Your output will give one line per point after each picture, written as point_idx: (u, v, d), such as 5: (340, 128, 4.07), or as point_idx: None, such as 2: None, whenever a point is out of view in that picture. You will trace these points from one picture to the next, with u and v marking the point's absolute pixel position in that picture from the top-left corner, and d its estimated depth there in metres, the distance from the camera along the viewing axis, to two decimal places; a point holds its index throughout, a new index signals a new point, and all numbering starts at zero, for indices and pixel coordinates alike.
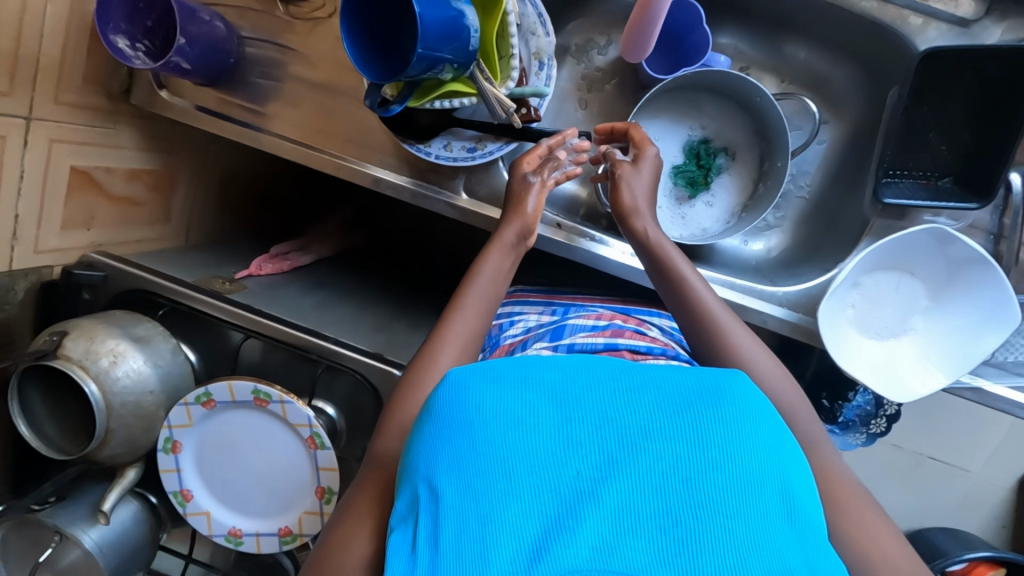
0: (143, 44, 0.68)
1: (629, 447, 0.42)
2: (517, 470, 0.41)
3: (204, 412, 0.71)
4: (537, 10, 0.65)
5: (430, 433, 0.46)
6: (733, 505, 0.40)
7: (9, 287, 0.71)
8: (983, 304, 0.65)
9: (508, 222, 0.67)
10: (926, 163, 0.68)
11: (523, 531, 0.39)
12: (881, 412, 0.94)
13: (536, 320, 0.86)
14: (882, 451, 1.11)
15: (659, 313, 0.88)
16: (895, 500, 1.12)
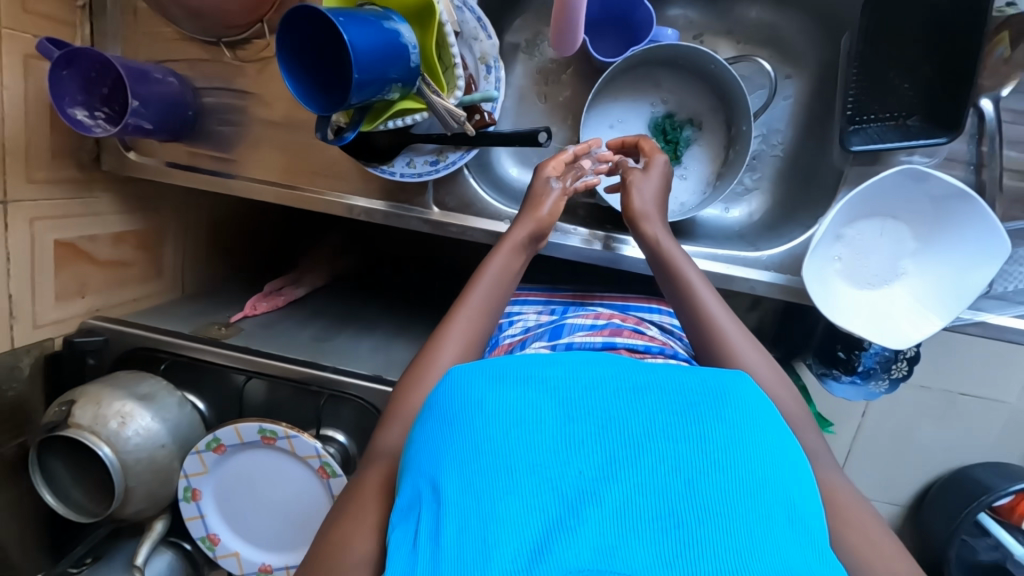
0: (102, 111, 0.69)
1: (631, 448, 0.43)
2: (518, 469, 0.42)
3: (216, 457, 0.73)
4: (474, 14, 0.65)
5: (434, 434, 0.47)
6: (734, 507, 0.40)
7: (15, 365, 0.74)
8: (972, 237, 0.64)
9: (521, 222, 0.68)
10: (891, 104, 0.66)
11: (524, 530, 0.40)
12: (900, 355, 0.93)
13: (535, 319, 0.86)
14: (912, 394, 1.10)
15: (659, 307, 0.87)
16: (931, 439, 1.11)
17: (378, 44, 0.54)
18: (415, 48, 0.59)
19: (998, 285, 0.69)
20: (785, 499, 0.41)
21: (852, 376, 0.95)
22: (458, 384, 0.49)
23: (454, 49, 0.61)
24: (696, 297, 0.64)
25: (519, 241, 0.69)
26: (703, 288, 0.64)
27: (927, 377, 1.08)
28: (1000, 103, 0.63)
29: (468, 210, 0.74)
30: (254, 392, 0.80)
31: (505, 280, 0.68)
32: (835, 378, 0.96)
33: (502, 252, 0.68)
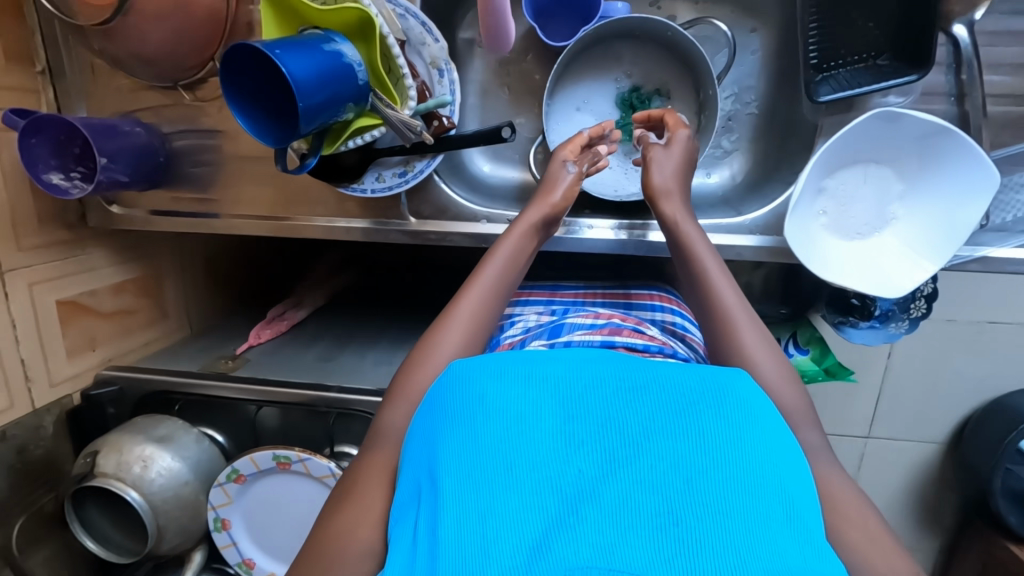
0: (77, 172, 0.71)
1: (630, 447, 0.44)
2: (518, 466, 0.44)
3: (238, 487, 0.76)
4: (418, 19, 0.64)
5: (437, 428, 0.49)
6: (732, 506, 0.41)
7: (39, 424, 0.78)
8: (960, 173, 0.61)
9: (533, 207, 0.68)
10: (859, 46, 0.64)
11: (523, 524, 0.41)
12: (919, 294, 0.91)
13: (535, 320, 0.85)
14: (936, 329, 1.08)
15: (661, 303, 0.87)
16: (963, 371, 1.10)
17: (321, 68, 0.54)
18: (361, 65, 0.59)
19: (995, 218, 0.65)
20: (784, 497, 0.42)
21: (871, 321, 0.91)
22: (463, 381, 0.51)
23: (399, 60, 0.61)
24: (700, 268, 0.63)
25: (536, 223, 0.69)
26: (709, 257, 0.63)
27: (950, 310, 1.05)
28: (974, 28, 0.60)
29: (445, 215, 0.74)
30: (268, 418, 0.81)
31: (516, 264, 0.67)
32: (853, 326, 0.93)
33: (512, 238, 0.68)
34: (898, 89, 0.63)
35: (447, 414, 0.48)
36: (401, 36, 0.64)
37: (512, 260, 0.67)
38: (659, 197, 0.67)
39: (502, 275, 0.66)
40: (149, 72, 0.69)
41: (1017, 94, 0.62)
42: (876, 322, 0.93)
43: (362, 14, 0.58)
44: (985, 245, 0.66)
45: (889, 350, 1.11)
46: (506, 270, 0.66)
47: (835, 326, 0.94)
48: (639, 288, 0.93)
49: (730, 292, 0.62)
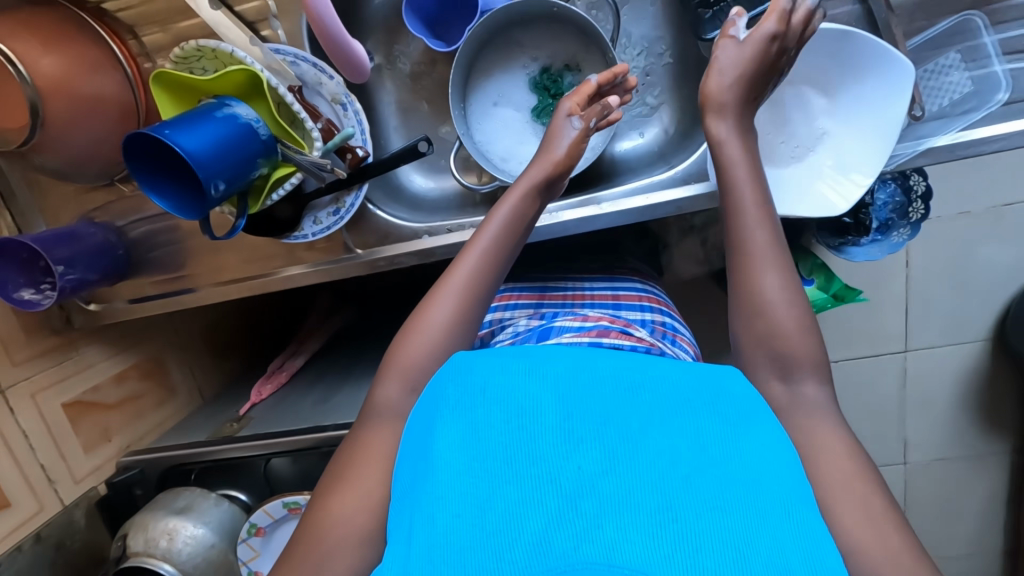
0: (46, 283, 0.76)
1: (631, 442, 0.43)
2: (517, 461, 0.43)
3: (261, 539, 0.79)
4: (309, 62, 0.66)
5: (436, 416, 0.48)
6: (736, 506, 0.39)
7: (71, 519, 0.84)
8: (876, 73, 0.59)
9: (535, 163, 0.65)
10: None
11: (522, 518, 0.40)
12: (913, 195, 0.89)
13: (525, 324, 0.79)
14: (955, 223, 1.06)
15: (650, 304, 0.84)
16: (998, 252, 1.07)
17: (217, 139, 0.57)
18: (259, 121, 0.60)
19: (930, 105, 0.63)
20: (780, 494, 0.40)
21: (872, 234, 0.89)
22: (465, 376, 0.50)
23: (294, 106, 0.62)
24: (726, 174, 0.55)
25: (534, 182, 0.64)
26: (739, 161, 0.55)
27: (954, 204, 1.04)
28: None
29: (387, 239, 0.76)
30: (280, 467, 0.85)
31: (515, 229, 0.63)
32: (854, 244, 0.89)
33: (510, 201, 0.63)
34: None
35: (446, 410, 0.48)
36: (296, 83, 0.66)
37: (501, 234, 0.62)
38: (711, 111, 0.57)
39: (497, 241, 0.61)
40: (84, 176, 0.73)
41: None
42: (877, 235, 0.91)
43: (249, 74, 0.60)
44: (931, 136, 0.61)
45: (907, 255, 1.09)
46: (495, 247, 0.61)
47: (837, 250, 0.89)
48: (627, 287, 0.88)
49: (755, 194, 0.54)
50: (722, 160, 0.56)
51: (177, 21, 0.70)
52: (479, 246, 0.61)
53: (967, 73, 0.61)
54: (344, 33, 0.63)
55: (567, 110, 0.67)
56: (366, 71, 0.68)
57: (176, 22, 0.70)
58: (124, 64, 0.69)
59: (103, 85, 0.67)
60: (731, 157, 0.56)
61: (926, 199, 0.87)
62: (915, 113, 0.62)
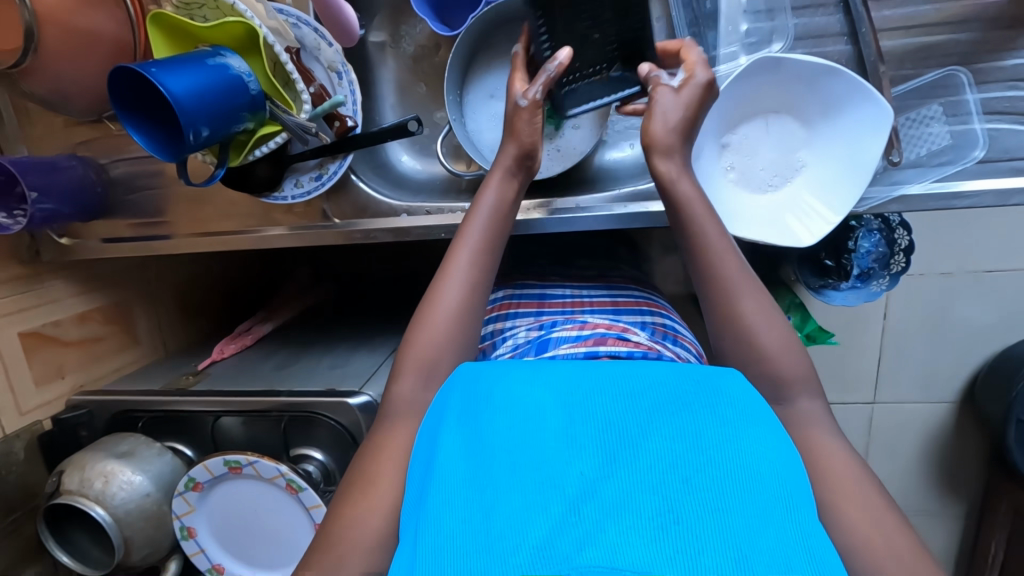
0: (19, 209, 0.75)
1: (633, 446, 0.43)
2: (519, 465, 0.43)
3: (198, 495, 0.78)
4: (310, 26, 0.66)
5: (444, 423, 0.49)
6: (739, 510, 0.40)
7: (10, 449, 0.82)
8: (857, 113, 0.60)
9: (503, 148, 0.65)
10: (591, 57, 0.65)
11: (527, 521, 0.40)
12: (897, 248, 0.89)
13: (525, 335, 0.74)
14: (931, 280, 1.08)
15: (649, 308, 0.81)
16: (972, 312, 1.09)
17: (204, 86, 0.57)
18: (250, 76, 0.61)
19: (908, 153, 0.63)
20: (775, 486, 0.41)
21: (852, 281, 0.90)
22: (474, 390, 0.51)
23: (287, 66, 0.63)
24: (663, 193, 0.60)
25: (495, 213, 0.63)
26: None
27: (936, 259, 1.06)
28: None
29: (365, 213, 0.76)
30: (229, 426, 0.84)
31: (499, 216, 0.63)
32: (834, 288, 0.91)
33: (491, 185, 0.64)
34: (777, 34, 0.62)
35: (450, 415, 0.49)
36: (294, 45, 0.67)
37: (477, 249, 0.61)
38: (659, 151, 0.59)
39: (476, 264, 0.60)
40: (71, 107, 0.72)
41: (914, 25, 0.62)
42: (857, 283, 0.91)
43: (247, 27, 0.61)
44: (905, 183, 0.62)
45: (882, 304, 1.11)
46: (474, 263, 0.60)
47: (817, 292, 0.92)
48: (627, 294, 0.84)
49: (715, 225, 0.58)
50: (679, 198, 0.59)
51: None
52: (462, 257, 0.61)
53: (947, 126, 0.62)
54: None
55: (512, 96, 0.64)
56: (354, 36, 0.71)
57: None
58: (128, 2, 0.68)
59: (102, 19, 0.67)
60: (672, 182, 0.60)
61: (906, 253, 0.87)
62: (892, 159, 0.63)
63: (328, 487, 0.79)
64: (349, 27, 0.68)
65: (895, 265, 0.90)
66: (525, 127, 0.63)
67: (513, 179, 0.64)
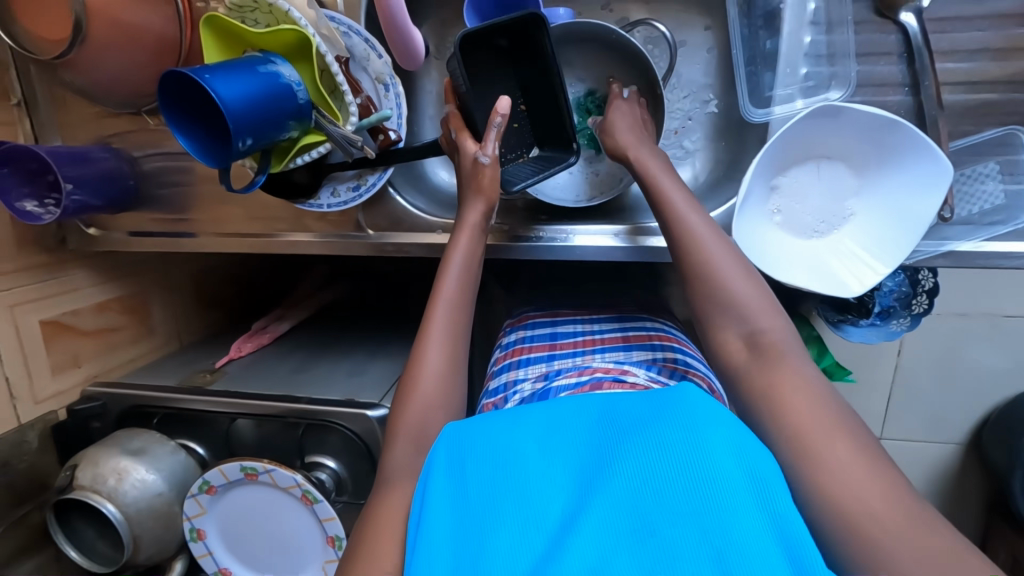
0: (49, 199, 0.74)
1: (606, 471, 0.44)
2: (502, 509, 0.44)
3: (210, 498, 0.78)
4: (361, 37, 0.66)
5: (426, 477, 0.49)
6: (713, 513, 0.40)
7: (23, 439, 0.81)
8: (916, 167, 0.59)
9: (470, 205, 0.67)
10: (513, 144, 0.72)
11: (515, 564, 0.41)
12: (919, 289, 0.88)
13: (531, 388, 0.69)
14: (957, 325, 1.06)
15: (661, 342, 0.76)
16: (996, 361, 1.07)
17: (255, 93, 0.56)
18: (299, 84, 0.60)
19: (960, 210, 0.62)
20: (749, 487, 0.41)
21: (872, 318, 0.88)
22: (453, 438, 0.50)
23: (337, 76, 0.61)
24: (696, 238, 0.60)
25: (464, 268, 0.65)
26: None
27: (964, 304, 1.04)
28: (923, 14, 0.59)
29: (401, 225, 0.75)
30: (243, 429, 0.82)
31: (469, 270, 0.65)
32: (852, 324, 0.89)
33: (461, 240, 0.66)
34: (835, 81, 0.61)
35: (431, 466, 0.50)
36: (344, 54, 0.66)
37: (456, 300, 0.64)
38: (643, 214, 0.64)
39: (451, 322, 0.63)
40: (109, 99, 0.71)
41: (974, 80, 0.60)
42: (876, 320, 0.89)
43: (300, 35, 0.60)
44: (953, 240, 0.61)
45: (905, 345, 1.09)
46: (452, 314, 0.63)
47: (834, 325, 0.89)
48: (637, 326, 0.81)
49: (735, 275, 0.58)
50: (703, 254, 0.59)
51: None
52: (439, 320, 0.62)
53: (1001, 185, 0.61)
54: (406, 19, 0.63)
55: (470, 155, 0.66)
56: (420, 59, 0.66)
57: None
58: None
59: (149, 15, 0.66)
60: (698, 234, 0.60)
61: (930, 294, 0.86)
62: (943, 215, 0.62)
63: (339, 496, 0.79)
64: (411, 50, 0.65)
65: (916, 306, 0.88)
66: (491, 182, 0.66)
67: (479, 237, 0.67)
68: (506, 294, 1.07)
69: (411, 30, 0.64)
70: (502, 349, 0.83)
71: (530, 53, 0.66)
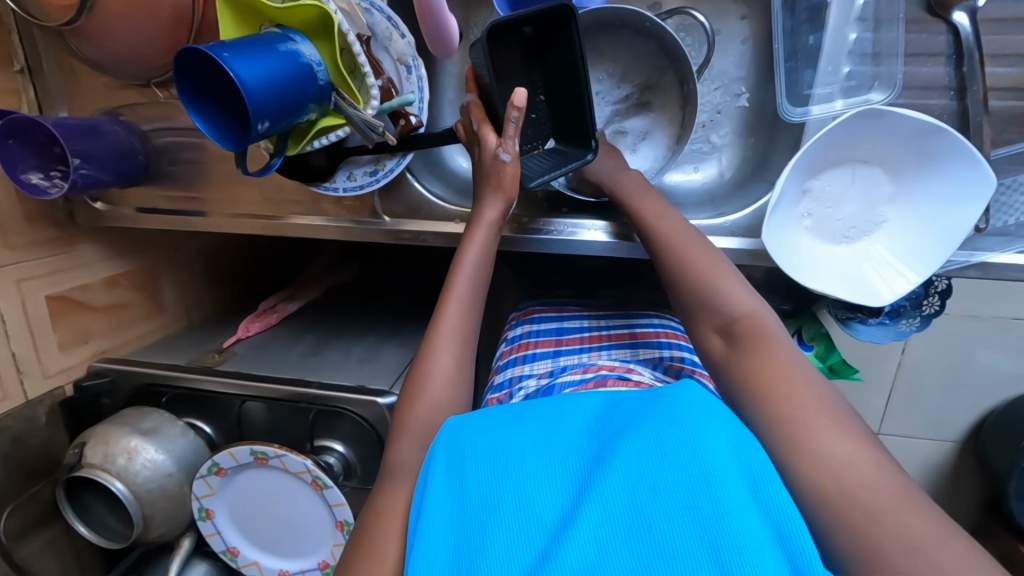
0: (56, 171, 0.72)
1: (607, 465, 0.43)
2: (501, 505, 0.43)
3: (220, 479, 0.78)
4: (384, 14, 0.63)
5: (426, 476, 0.48)
6: (713, 509, 0.39)
7: (33, 414, 0.80)
8: (956, 176, 0.57)
9: (488, 202, 0.65)
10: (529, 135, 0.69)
11: (511, 561, 0.39)
12: (931, 289, 0.86)
13: (536, 385, 0.68)
14: (971, 330, 1.05)
15: (668, 339, 0.74)
16: (1005, 366, 1.07)
17: (274, 74, 0.53)
18: (320, 64, 0.57)
19: (995, 221, 0.60)
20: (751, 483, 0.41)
21: (882, 318, 0.87)
22: (452, 436, 0.49)
23: (360, 57, 0.59)
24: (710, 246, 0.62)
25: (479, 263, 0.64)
26: None
27: (980, 309, 1.04)
28: (976, 15, 0.57)
29: (418, 213, 0.73)
30: (253, 411, 0.82)
31: (484, 266, 0.65)
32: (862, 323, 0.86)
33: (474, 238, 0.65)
34: (879, 82, 0.59)
35: (430, 464, 0.48)
36: (366, 32, 0.63)
37: (467, 296, 0.63)
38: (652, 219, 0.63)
39: (462, 318, 0.62)
40: (120, 70, 0.68)
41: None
42: (886, 319, 0.88)
43: (321, 12, 0.57)
44: (985, 251, 0.60)
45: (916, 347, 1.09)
46: (462, 311, 0.62)
47: (844, 323, 0.87)
48: (644, 322, 0.79)
49: (739, 284, 0.58)
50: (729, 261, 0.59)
51: None
52: (450, 318, 0.62)
53: None
54: (443, 4, 0.55)
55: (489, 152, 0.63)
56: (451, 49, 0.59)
57: None
58: None
59: None
60: (708, 251, 0.60)
61: (943, 296, 0.84)
62: (978, 225, 0.60)
63: (347, 481, 0.79)
64: (446, 39, 0.58)
65: (927, 306, 0.86)
66: (513, 181, 0.64)
67: (494, 234, 0.66)
68: (518, 281, 1.06)
69: (447, 16, 0.56)
70: (507, 343, 0.82)
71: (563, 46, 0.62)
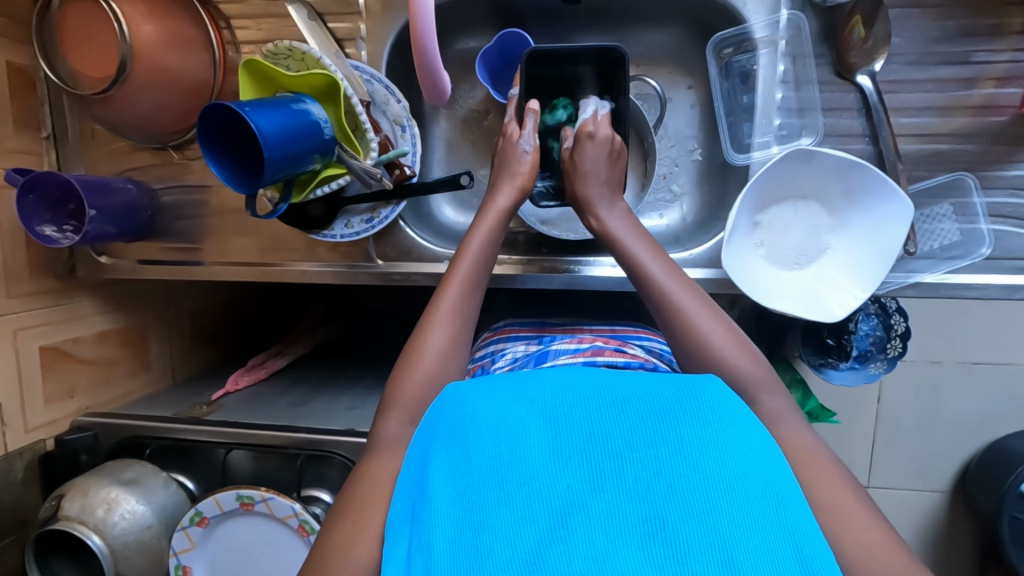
0: (69, 225, 0.77)
1: (616, 453, 0.44)
2: (508, 483, 0.44)
3: (202, 531, 0.75)
4: (382, 83, 0.72)
5: (429, 449, 0.49)
6: (723, 508, 0.41)
7: (9, 469, 0.79)
8: (881, 204, 0.66)
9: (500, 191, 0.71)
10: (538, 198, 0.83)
11: (517, 539, 0.41)
12: (892, 333, 0.90)
13: (524, 350, 0.74)
14: (934, 368, 1.11)
15: (646, 334, 0.77)
16: (972, 403, 1.12)
17: (287, 126, 0.61)
18: (326, 122, 0.65)
19: (922, 246, 0.69)
20: (763, 487, 0.42)
21: (851, 361, 0.90)
22: (457, 408, 0.50)
23: (361, 116, 0.67)
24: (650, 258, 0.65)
25: (481, 251, 0.68)
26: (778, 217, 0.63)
27: (939, 348, 1.10)
28: (876, 77, 0.68)
29: (409, 255, 0.79)
30: (238, 461, 0.81)
31: (485, 259, 0.68)
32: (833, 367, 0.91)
33: (485, 224, 0.69)
34: (807, 128, 0.70)
35: (434, 434, 0.49)
36: (366, 98, 0.72)
37: (465, 294, 0.65)
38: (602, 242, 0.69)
39: (461, 300, 0.65)
40: (139, 134, 0.76)
41: (926, 133, 0.69)
42: (854, 363, 0.91)
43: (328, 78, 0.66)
44: (918, 273, 0.68)
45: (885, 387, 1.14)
46: (462, 303, 0.64)
47: (816, 368, 0.91)
48: (625, 322, 0.81)
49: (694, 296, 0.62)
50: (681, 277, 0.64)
51: (269, 22, 0.76)
52: (447, 300, 0.64)
53: (957, 224, 0.68)
54: (438, 62, 0.64)
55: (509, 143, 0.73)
56: (445, 94, 0.69)
57: (267, 20, 0.76)
58: (214, 47, 0.75)
59: (189, 59, 0.73)
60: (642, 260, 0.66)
61: (904, 339, 0.89)
62: (909, 249, 0.68)
63: None
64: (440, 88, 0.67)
65: (891, 349, 0.90)
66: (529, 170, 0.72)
67: (503, 219, 0.70)
68: None
69: (440, 71, 0.66)
70: (490, 330, 0.85)
71: (576, 81, 0.77)
